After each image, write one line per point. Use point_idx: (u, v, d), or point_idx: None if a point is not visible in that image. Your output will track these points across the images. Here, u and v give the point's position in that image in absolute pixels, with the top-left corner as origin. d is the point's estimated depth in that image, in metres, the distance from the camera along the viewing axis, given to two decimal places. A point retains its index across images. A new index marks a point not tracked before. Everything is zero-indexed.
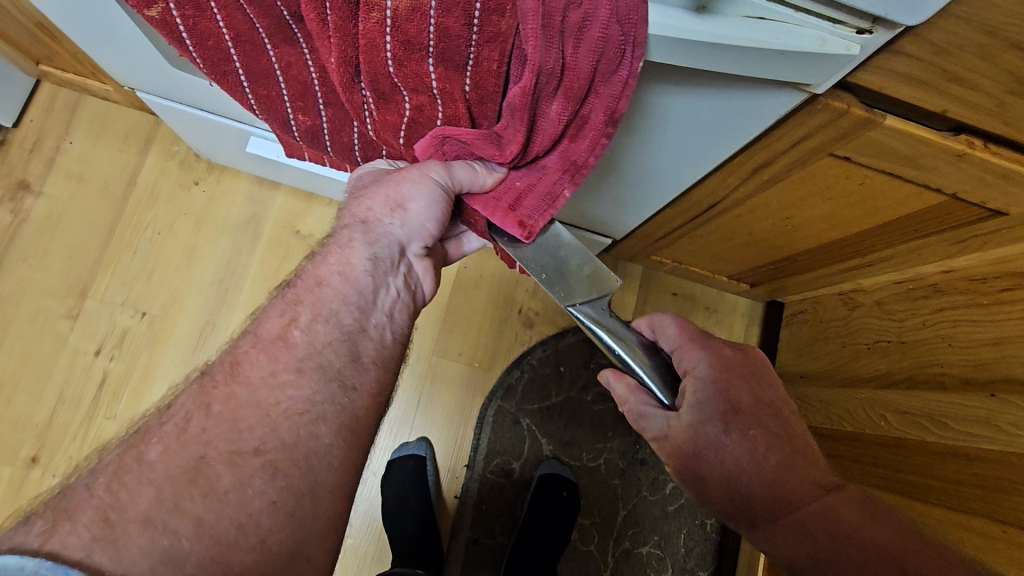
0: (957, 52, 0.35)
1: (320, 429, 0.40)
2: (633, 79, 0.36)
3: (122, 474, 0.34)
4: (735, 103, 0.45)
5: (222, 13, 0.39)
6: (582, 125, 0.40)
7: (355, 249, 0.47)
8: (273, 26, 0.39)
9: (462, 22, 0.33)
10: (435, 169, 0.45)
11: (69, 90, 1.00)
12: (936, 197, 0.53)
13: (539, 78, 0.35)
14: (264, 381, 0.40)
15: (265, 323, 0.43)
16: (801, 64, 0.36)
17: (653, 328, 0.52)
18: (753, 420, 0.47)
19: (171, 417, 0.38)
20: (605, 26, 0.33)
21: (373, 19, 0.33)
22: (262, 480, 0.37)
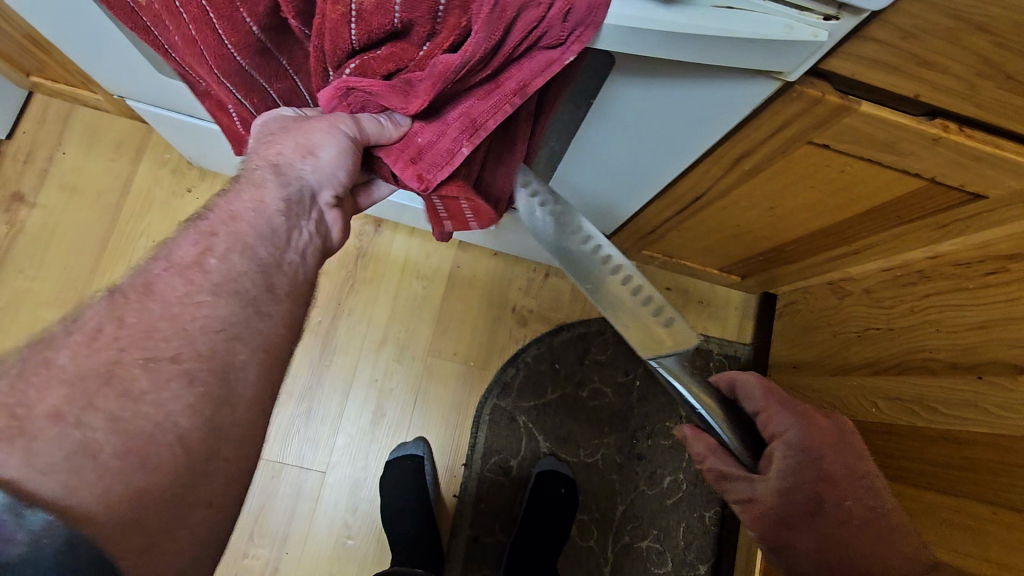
0: (925, 36, 0.36)
1: (238, 347, 0.37)
2: (559, 63, 0.37)
3: (28, 375, 0.31)
4: (711, 95, 0.46)
5: (192, 24, 0.40)
6: (493, 87, 0.40)
7: (266, 190, 0.42)
8: (239, 37, 0.40)
9: (427, 15, 0.34)
10: (345, 120, 0.41)
11: (61, 101, 1.00)
12: (917, 181, 0.54)
13: (473, 56, 0.35)
14: (179, 300, 0.36)
15: (177, 249, 0.39)
16: (771, 51, 0.37)
17: (736, 384, 0.53)
18: (847, 493, 0.46)
19: (80, 326, 0.34)
20: (551, 20, 0.35)
21: (338, 12, 0.34)
22: (177, 387, 0.33)
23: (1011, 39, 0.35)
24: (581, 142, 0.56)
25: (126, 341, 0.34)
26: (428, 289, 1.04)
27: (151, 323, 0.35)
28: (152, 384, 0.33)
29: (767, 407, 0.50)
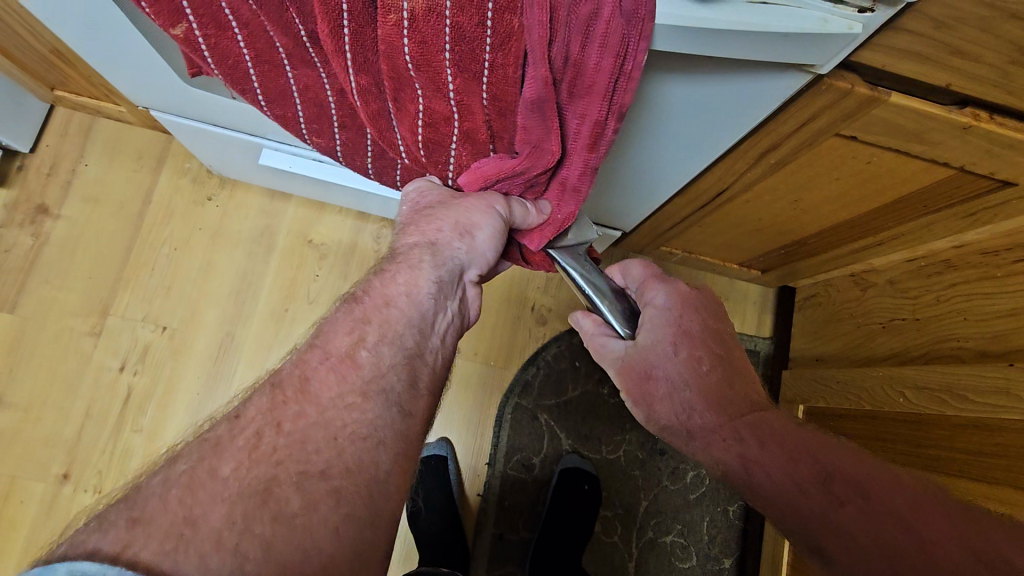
0: (958, 26, 0.36)
1: (381, 454, 0.38)
2: (637, 71, 0.36)
3: (196, 488, 0.32)
4: (738, 89, 0.46)
5: (244, 34, 0.41)
6: (598, 134, 0.40)
7: (423, 270, 0.45)
8: (292, 48, 0.41)
9: (475, 21, 0.34)
10: (501, 203, 0.47)
11: (82, 113, 1.02)
12: (945, 171, 0.54)
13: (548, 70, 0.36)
14: (333, 402, 0.38)
15: (332, 338, 0.41)
16: (805, 44, 0.37)
17: (623, 275, 0.57)
18: (700, 343, 0.51)
19: (242, 429, 0.35)
20: (609, 20, 0.33)
21: (391, 21, 0.34)
22: (328, 506, 0.34)
23: None
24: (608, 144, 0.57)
25: (286, 449, 0.35)
26: None
27: (308, 430, 0.36)
28: (305, 502, 0.33)
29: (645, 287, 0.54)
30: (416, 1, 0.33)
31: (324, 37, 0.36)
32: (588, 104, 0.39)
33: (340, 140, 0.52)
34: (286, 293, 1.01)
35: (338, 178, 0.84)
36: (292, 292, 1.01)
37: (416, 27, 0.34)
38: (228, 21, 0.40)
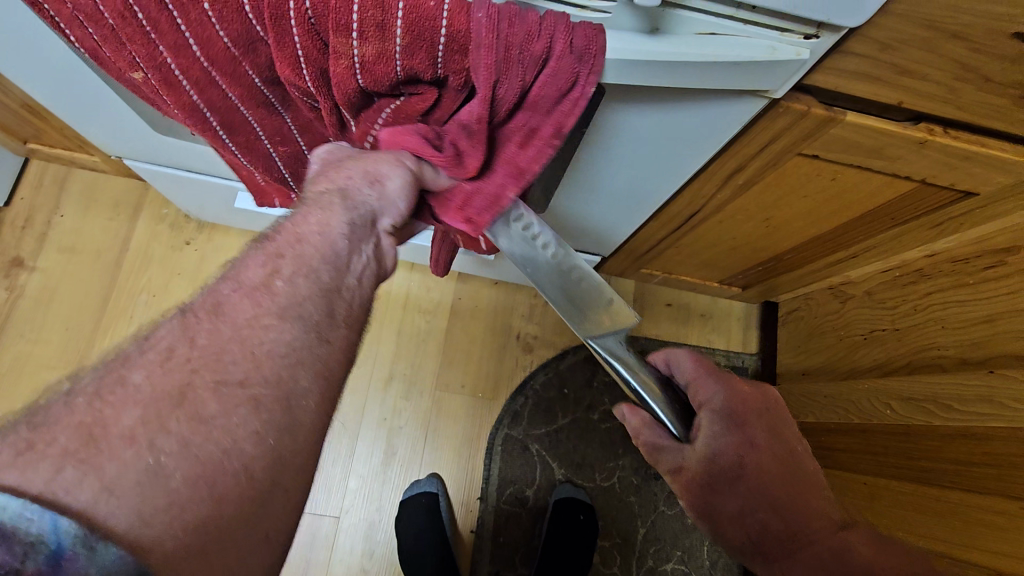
0: (901, 47, 0.37)
1: (300, 373, 0.34)
2: (583, 100, 0.37)
3: (104, 394, 0.29)
4: (697, 116, 0.47)
5: (196, 90, 0.39)
6: (530, 135, 0.40)
7: (331, 211, 0.40)
8: (245, 93, 0.40)
9: (428, 62, 0.34)
10: (409, 157, 0.41)
11: (57, 165, 1.02)
12: (907, 184, 0.55)
13: (491, 101, 0.36)
14: (248, 323, 0.34)
15: (244, 270, 0.37)
16: (757, 71, 0.38)
17: (669, 363, 0.53)
18: (766, 454, 0.48)
19: (153, 344, 0.32)
20: (560, 58, 0.34)
21: (342, 65, 0.35)
22: (247, 412, 0.31)
23: (985, 43, 0.36)
24: (577, 170, 0.58)
25: (199, 359, 0.32)
26: (432, 324, 1.04)
27: (223, 343, 0.33)
28: (222, 406, 0.31)
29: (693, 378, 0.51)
30: (366, 47, 0.33)
31: (284, 74, 0.36)
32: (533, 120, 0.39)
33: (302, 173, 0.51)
34: None
35: None
36: None
37: (368, 69, 0.35)
38: (179, 80, 0.39)
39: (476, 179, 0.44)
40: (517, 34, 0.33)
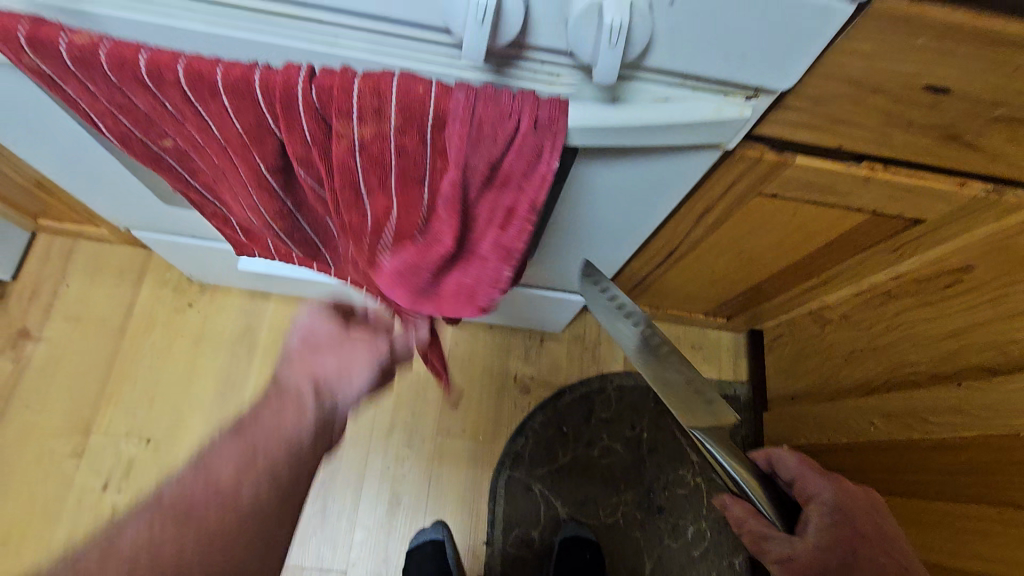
0: (833, 101, 0.43)
1: (255, 493, 0.44)
2: (549, 175, 0.41)
3: (112, 539, 0.40)
4: (662, 168, 0.52)
5: (213, 153, 0.44)
6: (508, 216, 0.45)
7: (301, 398, 0.49)
8: (251, 173, 0.44)
9: (417, 139, 0.39)
10: (380, 349, 0.54)
11: (63, 237, 1.06)
12: (861, 215, 0.60)
13: (465, 173, 0.40)
14: (219, 473, 0.44)
15: (223, 441, 0.46)
16: (709, 129, 0.42)
17: (774, 462, 0.59)
18: (879, 548, 0.51)
19: (154, 495, 0.43)
20: (525, 135, 0.38)
21: (342, 143, 0.39)
22: (209, 544, 0.41)
23: (904, 95, 0.42)
24: (560, 221, 0.62)
25: (181, 501, 0.42)
26: (431, 370, 1.07)
27: (194, 488, 0.43)
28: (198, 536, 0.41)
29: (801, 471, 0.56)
30: (364, 129, 0.38)
31: (290, 149, 0.41)
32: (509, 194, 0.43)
33: (298, 236, 0.55)
34: None
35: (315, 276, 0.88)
36: None
37: (372, 149, 0.40)
38: (198, 140, 0.43)
39: (472, 266, 0.51)
40: (493, 113, 0.37)
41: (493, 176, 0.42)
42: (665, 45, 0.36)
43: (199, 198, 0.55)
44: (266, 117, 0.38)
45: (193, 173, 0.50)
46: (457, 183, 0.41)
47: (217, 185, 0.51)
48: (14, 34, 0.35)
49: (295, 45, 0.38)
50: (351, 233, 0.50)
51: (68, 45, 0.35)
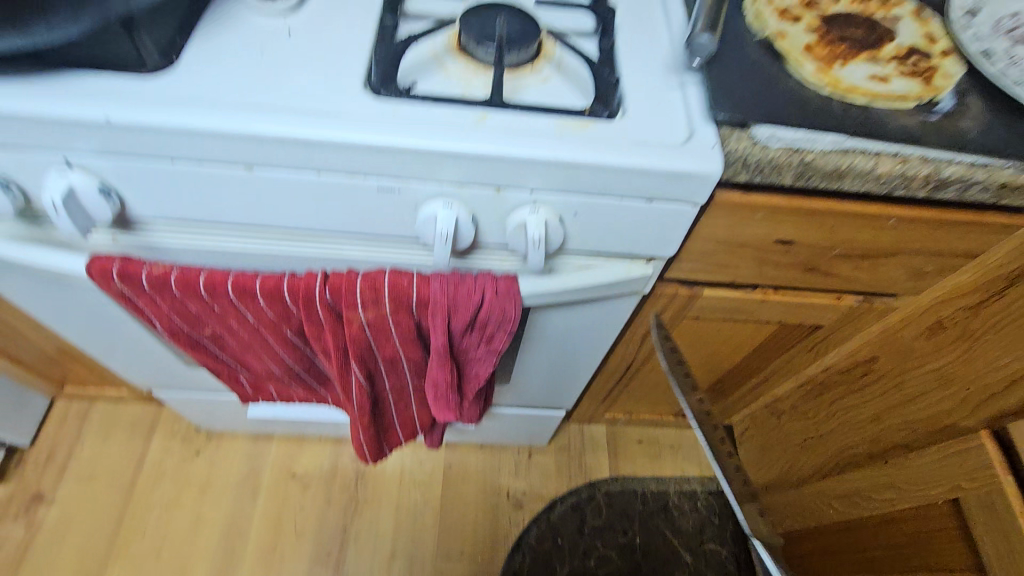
0: (715, 254, 0.57)
1: None
2: (517, 318, 0.53)
3: None
4: (604, 313, 0.64)
5: (246, 335, 0.56)
6: (487, 340, 0.55)
7: None
8: (280, 340, 0.56)
9: (407, 314, 0.51)
10: None
11: (80, 401, 1.14)
12: (773, 325, 0.73)
13: (450, 329, 0.52)
14: None
15: None
16: (629, 283, 0.56)
17: None
18: None
19: None
20: (493, 299, 0.51)
21: (354, 324, 0.51)
22: None
23: (764, 246, 0.56)
24: (528, 356, 0.74)
25: None
26: (428, 495, 1.12)
27: None
28: None
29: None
30: (369, 312, 0.50)
31: (310, 328, 0.53)
32: (483, 334, 0.54)
33: (316, 374, 0.66)
34: (273, 532, 1.06)
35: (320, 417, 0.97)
36: (279, 530, 1.06)
37: (373, 326, 0.52)
38: (234, 329, 0.55)
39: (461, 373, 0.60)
40: (465, 290, 0.50)
41: (472, 326, 0.53)
42: (578, 239, 0.50)
43: (226, 366, 0.66)
44: (290, 308, 0.51)
45: (224, 352, 0.61)
46: (444, 337, 0.52)
47: (244, 356, 0.62)
48: (108, 268, 0.48)
49: (312, 251, 0.51)
50: (353, 387, 0.59)
51: (148, 274, 0.48)
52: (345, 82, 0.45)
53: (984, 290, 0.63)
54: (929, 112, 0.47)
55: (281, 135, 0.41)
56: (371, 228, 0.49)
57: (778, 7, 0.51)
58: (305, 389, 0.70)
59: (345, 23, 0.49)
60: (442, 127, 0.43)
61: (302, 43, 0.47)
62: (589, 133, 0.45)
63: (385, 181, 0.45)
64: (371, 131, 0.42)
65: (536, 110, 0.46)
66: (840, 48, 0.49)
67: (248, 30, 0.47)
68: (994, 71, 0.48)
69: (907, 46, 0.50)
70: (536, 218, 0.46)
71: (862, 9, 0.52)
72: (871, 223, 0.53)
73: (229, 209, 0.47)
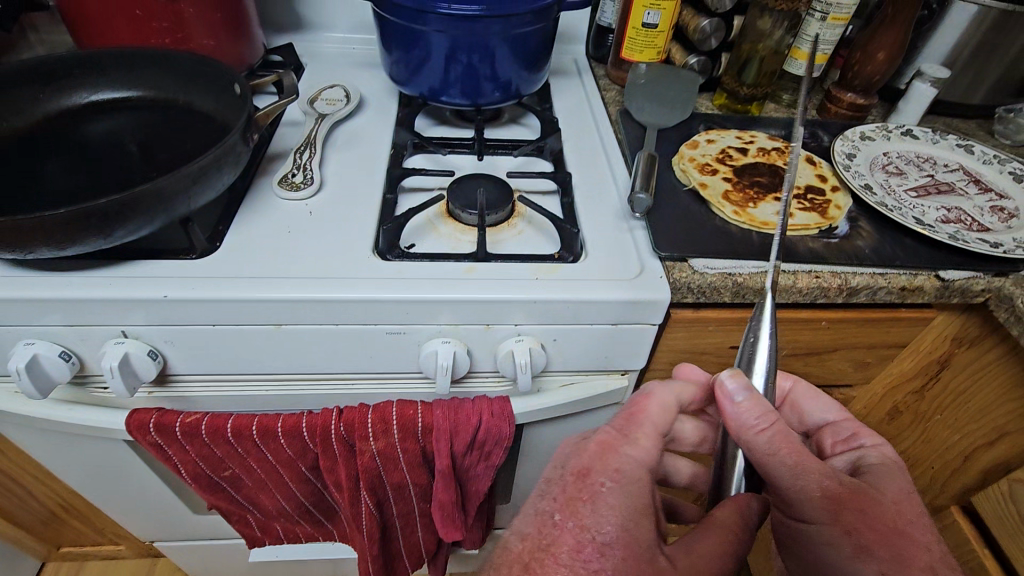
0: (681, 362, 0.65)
1: None
2: (511, 435, 0.58)
3: None
4: (592, 424, 0.70)
5: (263, 474, 0.60)
6: (486, 457, 0.60)
7: None
8: (295, 475, 0.60)
9: (413, 440, 0.56)
10: None
11: (71, 564, 1.11)
12: None
13: (452, 450, 0.57)
14: None
15: None
16: (609, 396, 0.63)
17: None
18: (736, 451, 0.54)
19: None
20: (489, 419, 0.57)
21: (366, 454, 0.56)
22: None
23: (722, 352, 0.65)
24: (526, 472, 0.78)
25: None
26: None
27: None
28: None
29: (836, 420, 0.55)
30: (379, 442, 0.56)
31: (324, 461, 0.57)
32: (482, 452, 0.60)
33: (326, 507, 0.69)
34: None
35: (323, 557, 0.96)
36: None
37: (382, 454, 0.57)
38: (253, 468, 0.59)
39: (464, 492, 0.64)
40: (463, 414, 0.57)
41: (472, 446, 0.59)
42: (560, 361, 0.58)
43: (238, 508, 0.68)
44: (308, 443, 0.56)
45: (240, 493, 0.64)
46: (448, 458, 0.57)
47: (257, 496, 0.65)
48: (145, 421, 0.54)
49: (327, 390, 0.58)
50: (363, 516, 0.62)
51: (181, 423, 0.54)
52: (358, 248, 0.55)
53: (925, 375, 0.69)
54: (830, 235, 0.58)
55: (308, 296, 0.50)
56: (380, 366, 0.56)
57: (698, 163, 0.65)
58: (313, 525, 0.72)
59: (355, 201, 0.61)
60: (440, 280, 0.53)
61: (320, 220, 0.58)
62: (560, 274, 0.55)
63: (393, 326, 0.53)
64: (382, 288, 0.51)
65: (515, 259, 0.56)
66: (751, 192, 0.61)
67: (276, 213, 0.58)
68: (874, 200, 0.60)
69: (804, 186, 0.63)
70: (523, 347, 0.54)
71: (765, 159, 0.66)
72: (808, 327, 0.62)
73: (256, 361, 0.55)
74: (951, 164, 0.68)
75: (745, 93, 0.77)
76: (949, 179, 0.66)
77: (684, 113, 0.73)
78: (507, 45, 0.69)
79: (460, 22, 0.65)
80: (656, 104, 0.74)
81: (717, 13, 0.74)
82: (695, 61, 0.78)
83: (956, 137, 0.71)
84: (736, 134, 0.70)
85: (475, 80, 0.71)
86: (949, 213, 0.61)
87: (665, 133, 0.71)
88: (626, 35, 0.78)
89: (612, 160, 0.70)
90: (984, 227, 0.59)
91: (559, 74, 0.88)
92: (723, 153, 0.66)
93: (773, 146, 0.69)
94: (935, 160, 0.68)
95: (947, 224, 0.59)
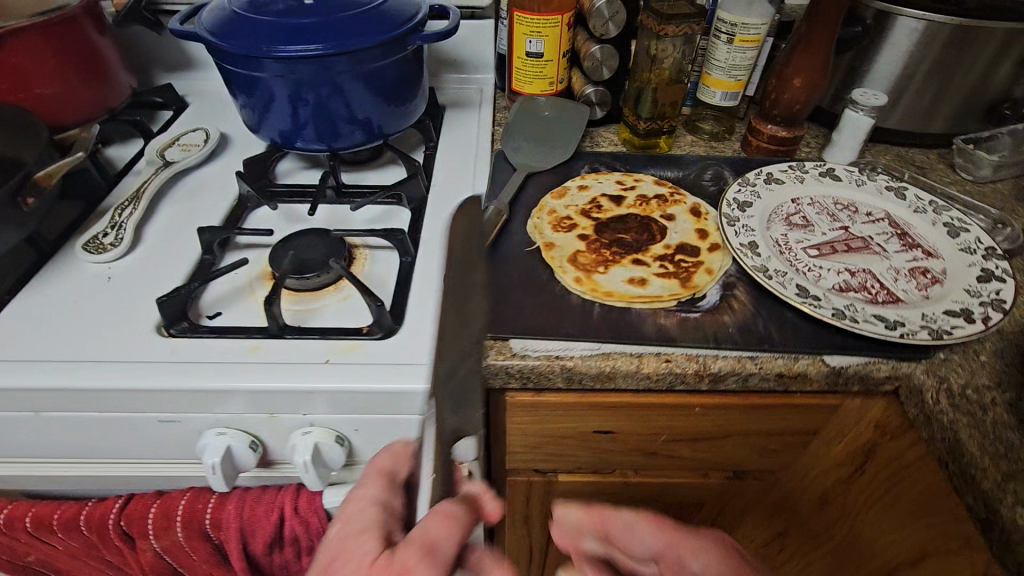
0: (541, 444, 0.56)
1: None
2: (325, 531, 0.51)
3: None
4: None
5: (64, 559, 0.56)
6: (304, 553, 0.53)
7: None
8: (98, 564, 0.55)
9: (197, 539, 0.51)
10: None
11: None
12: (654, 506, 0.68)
13: (247, 548, 0.52)
14: None
15: None
16: None
17: None
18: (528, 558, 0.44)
19: None
20: (291, 516, 0.51)
21: (148, 551, 0.52)
22: None
23: (585, 437, 0.55)
24: None
25: None
26: None
27: None
28: None
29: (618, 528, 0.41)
30: (161, 540, 0.51)
31: (113, 554, 0.54)
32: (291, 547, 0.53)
33: None
34: None
35: None
36: None
37: (169, 551, 0.52)
38: (53, 552, 0.55)
39: None
40: (258, 508, 0.51)
41: (281, 539, 0.52)
42: (369, 451, 0.50)
43: None
44: (92, 538, 0.53)
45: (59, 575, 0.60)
46: (242, 557, 0.52)
47: None
48: None
49: (119, 477, 0.52)
50: None
51: None
52: (140, 323, 0.50)
53: (850, 463, 0.57)
54: (693, 307, 0.48)
55: (57, 385, 0.45)
56: (167, 454, 0.50)
57: (556, 217, 0.56)
58: None
59: (166, 264, 0.56)
60: (213, 363, 0.47)
61: (116, 288, 0.53)
62: (355, 357, 0.47)
63: (164, 415, 0.47)
64: (141, 375, 0.45)
65: (311, 336, 0.49)
66: (607, 253, 0.52)
67: (73, 280, 0.54)
68: (757, 263, 0.49)
69: (675, 243, 0.53)
70: (308, 442, 0.47)
71: (639, 210, 0.56)
72: (679, 412, 0.51)
73: (31, 448, 0.50)
74: (874, 213, 0.56)
75: (645, 127, 0.67)
76: (867, 233, 0.54)
77: (564, 155, 0.65)
78: (359, 83, 0.62)
79: (299, 64, 0.58)
80: (535, 144, 0.65)
81: (607, 39, 0.65)
82: (592, 91, 0.69)
83: (887, 178, 0.59)
84: (618, 178, 0.61)
85: (330, 121, 0.64)
86: (852, 277, 0.49)
87: (537, 177, 0.62)
88: (514, 65, 0.70)
89: (474, 209, 0.61)
90: (893, 296, 0.47)
91: (458, 106, 0.80)
92: (591, 203, 0.57)
93: (657, 192, 0.59)
94: (856, 208, 0.57)
95: (845, 293, 0.48)
